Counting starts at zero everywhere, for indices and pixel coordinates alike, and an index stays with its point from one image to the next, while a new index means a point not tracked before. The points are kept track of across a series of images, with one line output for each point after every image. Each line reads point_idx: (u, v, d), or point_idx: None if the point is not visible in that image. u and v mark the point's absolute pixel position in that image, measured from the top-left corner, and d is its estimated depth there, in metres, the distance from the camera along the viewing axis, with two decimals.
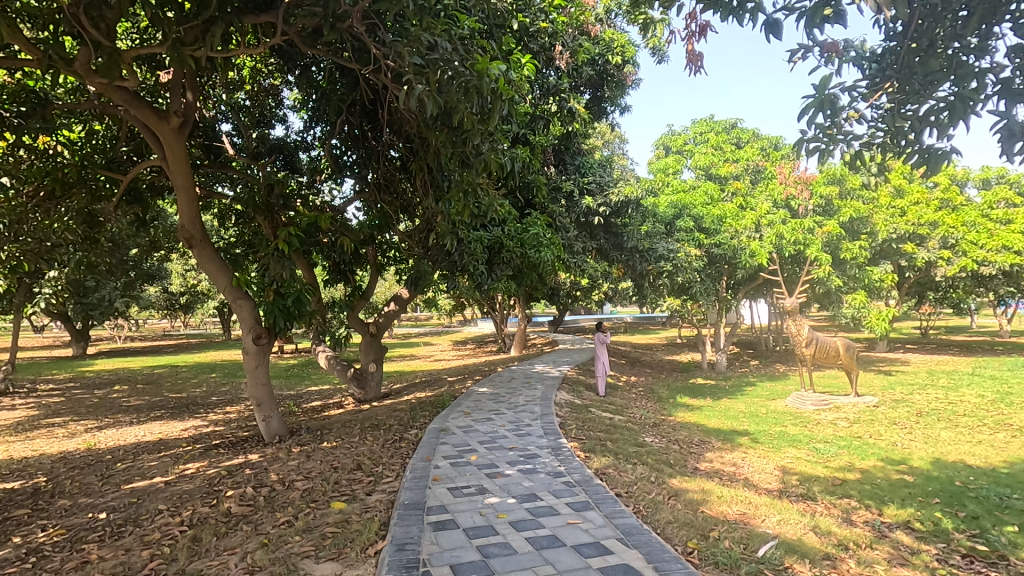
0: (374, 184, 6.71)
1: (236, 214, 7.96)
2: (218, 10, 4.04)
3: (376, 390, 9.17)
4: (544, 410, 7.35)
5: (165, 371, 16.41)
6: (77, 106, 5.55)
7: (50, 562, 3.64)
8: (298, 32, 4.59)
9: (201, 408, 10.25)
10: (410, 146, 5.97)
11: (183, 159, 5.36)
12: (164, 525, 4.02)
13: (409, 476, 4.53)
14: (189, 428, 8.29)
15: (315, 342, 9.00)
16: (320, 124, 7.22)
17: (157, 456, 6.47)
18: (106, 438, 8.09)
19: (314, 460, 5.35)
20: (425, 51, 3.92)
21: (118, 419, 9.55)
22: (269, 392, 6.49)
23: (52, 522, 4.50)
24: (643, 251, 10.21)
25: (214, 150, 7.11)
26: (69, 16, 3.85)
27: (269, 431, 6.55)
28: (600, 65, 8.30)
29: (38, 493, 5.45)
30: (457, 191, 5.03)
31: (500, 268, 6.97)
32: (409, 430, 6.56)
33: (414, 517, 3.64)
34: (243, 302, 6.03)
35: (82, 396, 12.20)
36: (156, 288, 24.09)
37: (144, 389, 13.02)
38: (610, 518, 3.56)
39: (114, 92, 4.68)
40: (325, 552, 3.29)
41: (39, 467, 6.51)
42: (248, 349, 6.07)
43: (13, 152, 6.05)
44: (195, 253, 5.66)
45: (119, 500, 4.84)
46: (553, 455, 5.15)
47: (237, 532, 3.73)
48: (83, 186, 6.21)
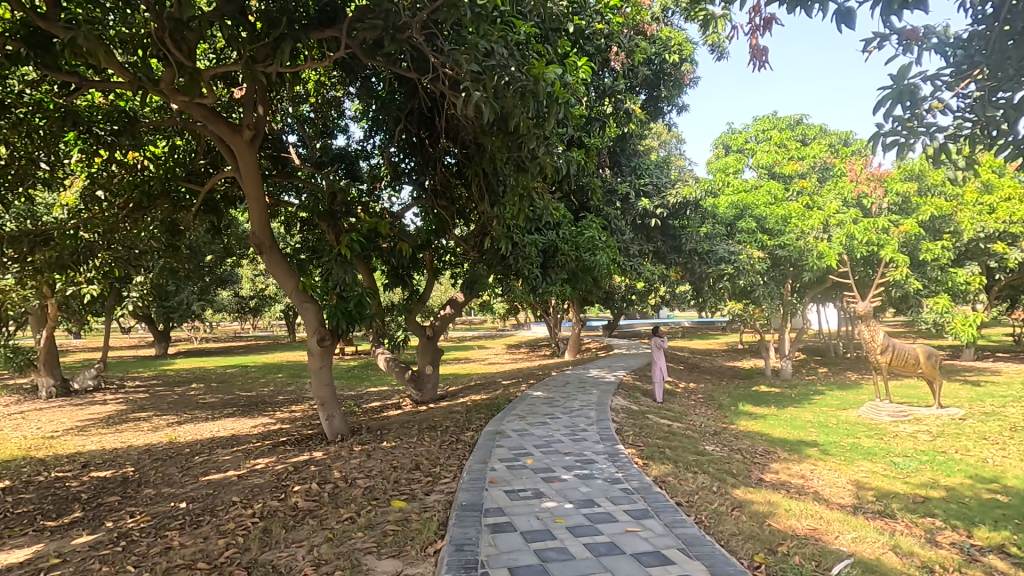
0: (431, 190, 6.84)
1: (302, 221, 8.33)
2: (287, 27, 4.26)
3: (433, 392, 9.34)
4: (600, 416, 7.23)
5: (237, 371, 17.42)
6: (161, 123, 5.97)
7: (138, 545, 3.91)
8: (360, 45, 4.76)
9: (270, 407, 10.77)
10: (466, 153, 6.07)
11: (254, 170, 5.70)
12: (238, 516, 4.25)
13: (467, 478, 4.60)
14: (258, 426, 8.73)
15: (374, 344, 9.25)
16: (379, 133, 7.50)
17: (229, 451, 6.86)
18: (184, 432, 8.65)
19: (374, 459, 5.50)
20: (482, 58, 3.93)
21: (195, 415, 10.19)
22: (332, 393, 6.77)
23: (139, 509, 4.85)
24: (702, 253, 9.86)
25: (282, 161, 7.50)
26: (157, 41, 4.16)
27: (332, 429, 6.80)
28: (656, 64, 8.17)
29: (127, 481, 5.91)
30: (513, 195, 5.01)
31: (555, 272, 6.95)
32: (466, 432, 6.67)
33: (471, 517, 3.69)
34: (309, 306, 6.33)
35: (162, 393, 13.15)
36: (229, 292, 25.65)
37: (218, 388, 13.80)
38: (671, 528, 3.48)
39: (194, 109, 5.05)
40: (387, 549, 3.38)
41: (127, 457, 7.07)
42: (313, 350, 6.38)
43: (107, 167, 6.69)
44: (265, 259, 6.00)
45: (197, 491, 5.17)
46: (610, 461, 5.08)
47: (304, 526, 3.88)
48: (166, 198, 6.76)
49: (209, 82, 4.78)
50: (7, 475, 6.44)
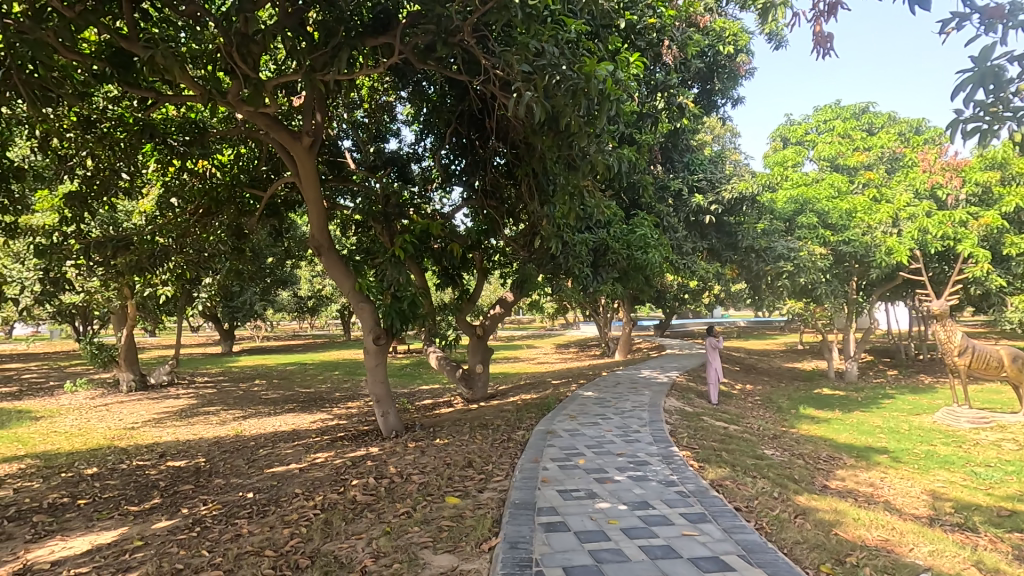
0: (480, 190, 6.92)
1: (357, 223, 8.60)
2: (344, 36, 4.42)
3: (483, 391, 9.43)
4: (653, 417, 7.11)
5: (296, 368, 18.16)
6: (227, 132, 6.31)
7: (211, 531, 4.16)
8: (412, 50, 4.87)
9: (327, 403, 11.18)
10: (516, 153, 6.11)
11: (313, 175, 5.93)
12: (301, 507, 4.43)
13: (519, 476, 4.62)
14: (317, 421, 9.09)
15: (426, 343, 9.44)
16: (430, 135, 7.65)
17: (291, 445, 7.17)
18: (250, 426, 9.11)
19: (428, 456, 5.61)
20: (532, 58, 3.94)
21: (259, 410, 10.71)
22: (387, 390, 6.95)
23: (210, 497, 5.15)
24: (759, 250, 9.52)
25: (338, 165, 7.78)
26: (225, 55, 4.40)
27: (387, 426, 6.98)
28: (710, 56, 7.92)
29: (200, 471, 6.28)
30: (563, 194, 5.00)
31: (605, 271, 6.87)
32: (517, 430, 6.70)
33: (525, 516, 3.71)
34: (365, 305, 6.53)
35: (229, 388, 13.88)
36: (288, 293, 26.77)
37: (279, 384, 14.44)
38: (730, 533, 3.38)
39: (258, 118, 5.31)
40: (443, 544, 3.44)
41: (199, 449, 7.51)
42: (369, 348, 6.58)
43: (179, 175, 7.13)
44: (324, 260, 6.24)
45: (262, 482, 5.44)
46: (664, 463, 4.99)
47: (363, 519, 4.01)
48: (232, 203, 7.14)
49: (271, 92, 5.01)
50: (94, 462, 6.97)
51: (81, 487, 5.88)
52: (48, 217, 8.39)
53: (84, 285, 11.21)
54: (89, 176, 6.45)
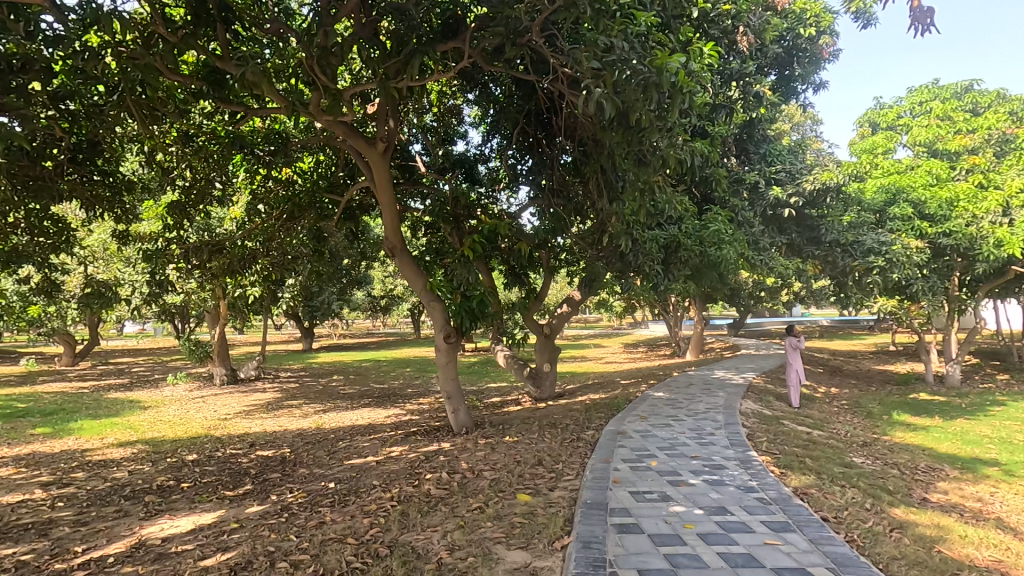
0: (547, 189, 6.92)
1: (427, 225, 8.84)
2: (416, 43, 4.55)
3: (551, 390, 9.44)
4: (729, 420, 6.84)
5: (370, 365, 18.93)
6: (307, 141, 6.67)
7: (299, 517, 4.42)
8: (481, 52, 4.94)
9: (400, 399, 11.58)
10: (583, 150, 6.06)
11: (387, 178, 6.16)
12: (379, 498, 4.62)
13: (590, 476, 4.59)
14: (391, 416, 9.44)
15: (494, 342, 9.55)
16: (496, 136, 7.75)
17: (368, 438, 7.49)
18: (330, 419, 9.60)
19: (498, 453, 5.69)
20: (602, 53, 3.90)
21: (337, 404, 11.27)
22: (458, 387, 7.10)
23: (296, 486, 5.47)
24: (845, 244, 8.92)
25: (409, 169, 8.03)
26: (307, 68, 4.65)
27: (457, 422, 7.13)
28: (788, 40, 7.59)
29: (286, 461, 6.69)
30: (633, 191, 4.91)
31: (677, 268, 6.67)
32: (586, 430, 6.65)
33: (597, 516, 3.68)
34: (436, 304, 6.70)
35: (310, 383, 14.69)
36: (363, 293, 27.94)
37: (355, 380, 15.12)
38: (818, 545, 3.19)
39: (337, 126, 5.58)
40: (516, 540, 3.48)
41: (284, 440, 8.01)
42: (440, 346, 6.75)
43: (265, 183, 7.64)
44: (397, 260, 6.47)
45: (343, 473, 5.72)
46: (741, 468, 4.79)
47: (438, 512, 4.13)
48: (312, 208, 7.55)
49: (348, 101, 5.24)
50: (194, 449, 7.58)
51: (184, 471, 6.42)
52: (154, 224, 9.21)
53: (184, 287, 12.23)
54: (188, 186, 7.02)
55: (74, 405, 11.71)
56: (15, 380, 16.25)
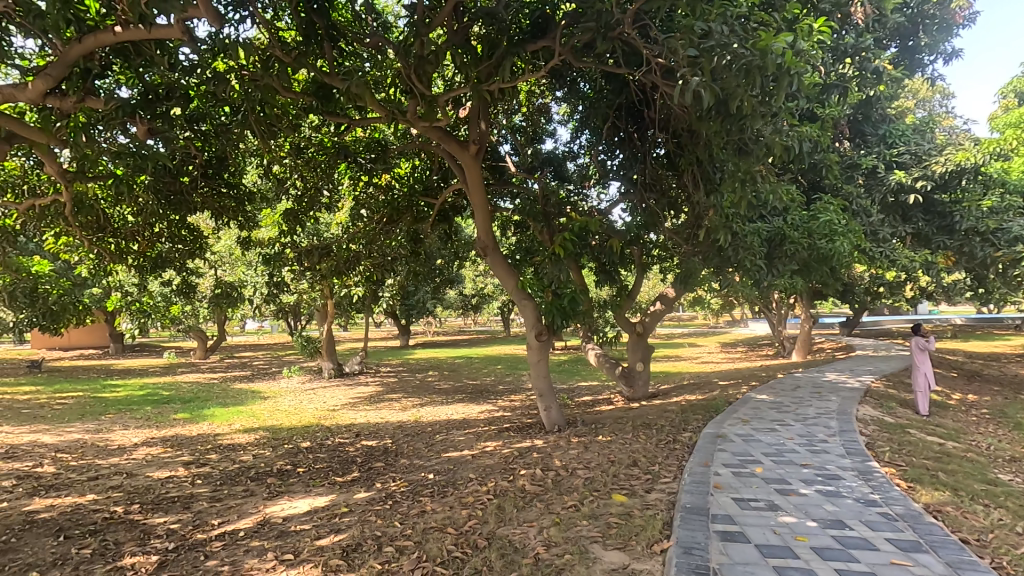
0: (639, 183, 6.75)
1: (516, 224, 8.95)
2: (507, 45, 4.62)
3: (644, 390, 9.20)
4: (843, 427, 6.30)
5: (463, 361, 19.52)
6: (404, 147, 7.00)
7: (402, 504, 4.66)
8: (571, 49, 4.92)
9: (492, 395, 11.83)
10: (677, 141, 5.84)
11: (479, 180, 6.31)
12: (476, 491, 4.75)
13: (689, 480, 4.42)
14: (484, 412, 9.67)
15: (585, 340, 9.45)
16: (586, 132, 7.67)
17: (463, 433, 7.72)
18: (427, 413, 10.02)
19: (592, 452, 5.64)
20: (699, 40, 3.73)
21: (433, 398, 11.73)
22: (549, 386, 7.13)
23: (399, 475, 5.77)
24: (986, 233, 7.87)
25: (499, 169, 8.16)
26: (406, 78, 4.87)
27: (549, 420, 7.16)
28: (912, 7, 6.82)
29: (388, 451, 7.07)
30: (733, 182, 4.66)
31: (782, 263, 6.25)
32: (683, 432, 6.41)
33: (698, 522, 3.54)
34: (528, 303, 6.77)
35: (408, 378, 15.42)
36: (455, 292, 28.89)
37: (450, 376, 15.66)
38: (956, 570, 2.86)
39: (432, 131, 5.80)
40: (612, 541, 3.44)
41: (386, 431, 8.47)
42: (532, 344, 6.81)
43: (367, 189, 8.12)
44: (489, 260, 6.61)
45: (441, 465, 5.95)
46: (861, 479, 4.39)
47: (533, 508, 4.17)
48: (409, 211, 7.92)
49: (443, 107, 5.43)
50: (307, 437, 8.24)
51: (300, 457, 7.01)
52: (271, 231, 10.10)
53: (297, 287, 13.31)
54: (299, 195, 7.63)
55: (207, 394, 13.15)
56: (160, 371, 18.54)
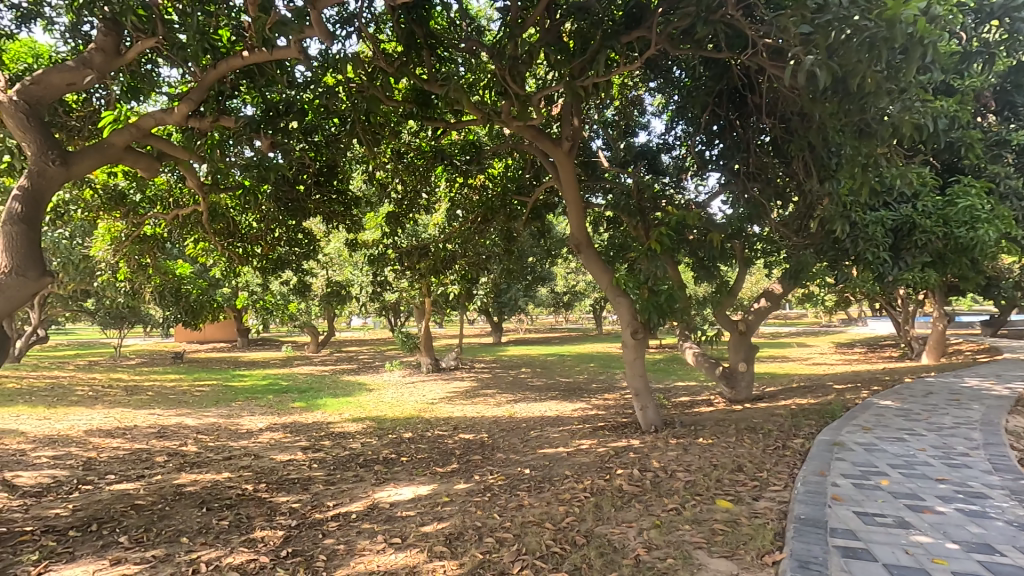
0: (742, 173, 6.38)
1: (609, 220, 8.81)
2: (602, 38, 4.55)
3: (748, 391, 8.69)
4: (989, 439, 5.56)
5: (555, 358, 19.58)
6: (498, 147, 7.14)
7: (500, 497, 4.76)
8: (669, 36, 4.75)
9: (586, 393, 11.75)
10: (785, 127, 5.46)
11: (572, 176, 6.29)
12: (572, 488, 4.74)
13: (802, 489, 4.12)
14: (578, 409, 9.63)
15: (682, 338, 9.05)
16: (682, 123, 7.38)
17: (557, 430, 7.74)
18: (521, 409, 10.16)
19: (692, 454, 5.43)
20: (813, 15, 3.46)
21: (526, 395, 11.87)
22: (646, 385, 6.95)
23: (496, 468, 5.90)
24: None
25: (592, 165, 8.07)
26: (500, 79, 4.96)
27: (646, 420, 6.99)
28: None
29: (485, 445, 7.26)
30: (852, 167, 4.27)
31: (911, 255, 5.63)
32: (793, 438, 5.99)
33: (815, 535, 3.29)
34: (623, 300, 6.65)
35: (501, 374, 15.74)
36: (547, 289, 29.01)
37: (542, 373, 15.76)
38: None
39: (526, 131, 5.86)
40: (718, 548, 3.29)
41: (482, 425, 8.70)
42: (627, 342, 6.69)
43: (462, 190, 8.38)
44: (583, 257, 6.57)
45: (537, 461, 6.01)
46: (1013, 500, 3.85)
47: (632, 508, 4.09)
48: (503, 210, 8.06)
49: (536, 106, 5.48)
50: (409, 428, 8.67)
51: (403, 447, 7.39)
52: (375, 233, 10.71)
53: (398, 286, 14.03)
54: (400, 198, 8.03)
55: (320, 385, 14.24)
56: (279, 363, 20.37)
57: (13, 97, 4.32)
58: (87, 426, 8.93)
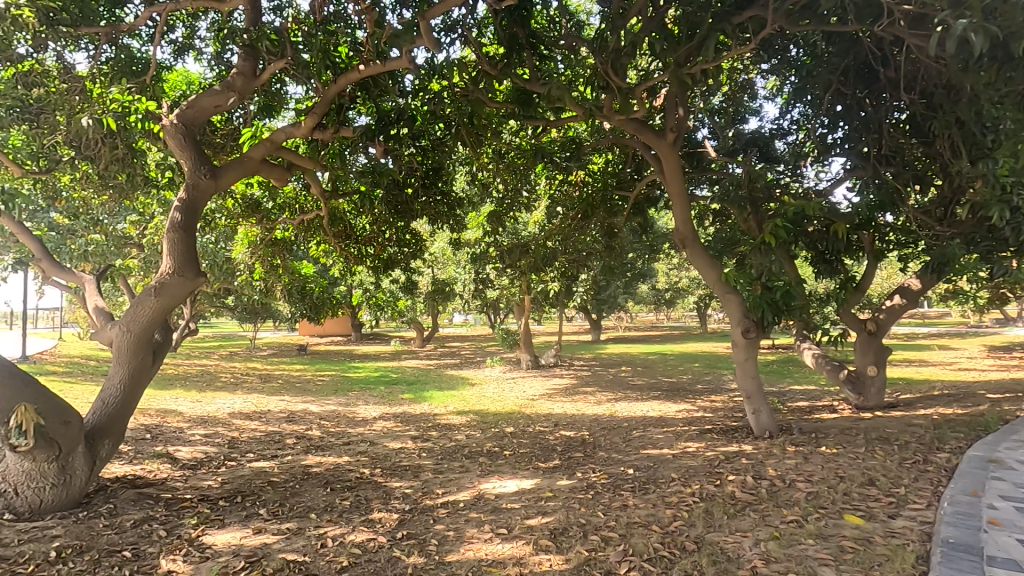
0: (872, 157, 5.78)
1: (717, 212, 8.38)
2: (711, 22, 4.34)
3: (879, 399, 7.86)
4: None
5: (657, 357, 18.99)
6: (598, 143, 7.06)
7: (604, 496, 4.71)
8: (786, 13, 4.41)
9: (691, 394, 11.27)
10: (926, 103, 4.87)
11: (677, 169, 6.06)
12: (680, 492, 4.58)
13: (950, 510, 3.67)
14: (683, 410, 9.26)
15: (800, 338, 8.34)
16: (800, 105, 6.84)
17: (661, 431, 7.50)
18: (622, 408, 9.96)
19: (814, 464, 5.02)
20: None
21: (628, 394, 11.63)
22: (759, 387, 6.53)
23: (598, 467, 5.84)
24: None
25: (698, 156, 7.72)
26: (603, 74, 4.90)
27: (759, 425, 6.56)
28: None
29: (586, 443, 7.22)
30: (1014, 144, 3.72)
31: None
32: (937, 452, 5.33)
33: (967, 562, 2.92)
34: (732, 297, 6.30)
35: (601, 372, 15.55)
36: (648, 286, 28.17)
37: (644, 372, 15.35)
38: None
39: (628, 124, 5.74)
40: (848, 567, 3.02)
41: (583, 423, 8.65)
42: (737, 342, 6.33)
43: (562, 187, 8.38)
44: (689, 252, 6.31)
45: (641, 461, 5.87)
46: None
47: (746, 517, 3.87)
48: (603, 206, 7.95)
49: (639, 97, 5.34)
50: (511, 423, 8.84)
51: (506, 440, 7.56)
52: (477, 232, 11.02)
53: (499, 283, 14.33)
54: (501, 197, 8.20)
55: (426, 378, 14.95)
56: (389, 356, 21.64)
57: (172, 120, 4.97)
58: (230, 409, 10.08)
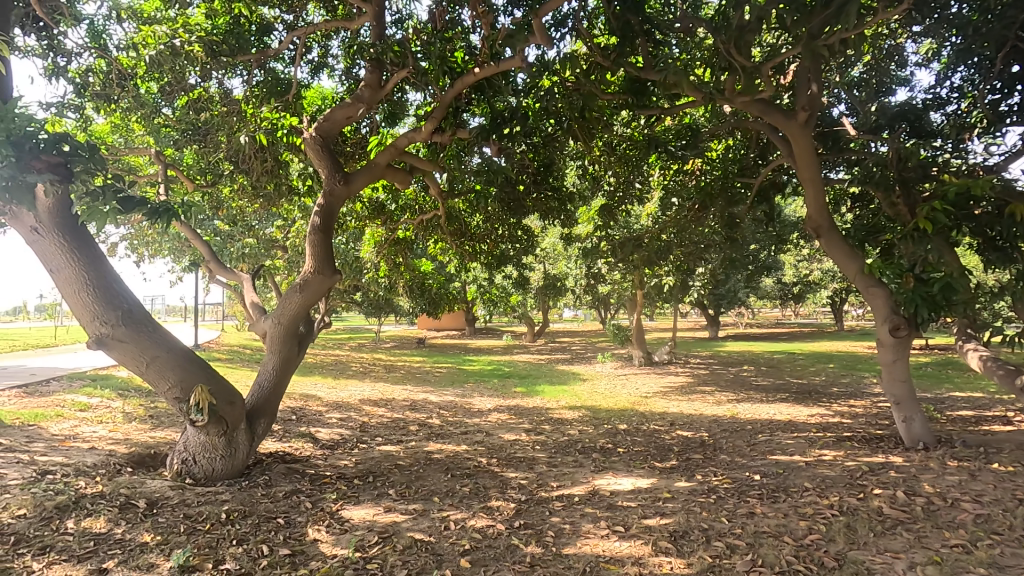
0: None
1: (857, 197, 7.55)
2: None
3: None
4: None
5: (784, 357, 17.60)
6: (718, 128, 6.67)
7: (728, 501, 4.46)
8: None
9: (825, 397, 10.29)
10: None
11: (810, 151, 5.54)
12: (815, 503, 4.20)
13: None
14: (816, 415, 8.48)
15: (962, 338, 7.31)
16: (963, 70, 5.95)
17: (791, 436, 6.93)
18: (745, 410, 9.36)
19: (983, 482, 4.36)
20: None
21: (751, 395, 10.89)
22: (910, 393, 5.79)
23: (720, 470, 5.54)
24: None
25: (833, 135, 7.01)
26: (725, 55, 4.62)
27: (911, 434, 5.83)
28: None
29: (706, 444, 6.88)
30: None
31: None
32: None
33: None
34: (877, 290, 5.65)
35: (720, 371, 14.73)
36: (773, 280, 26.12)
37: (769, 372, 14.28)
38: None
39: (753, 106, 5.35)
40: None
41: (701, 423, 8.25)
42: (884, 341, 5.66)
43: (677, 177, 8.04)
44: (824, 242, 5.77)
45: (768, 467, 5.47)
46: None
47: (898, 537, 3.46)
48: (723, 195, 7.49)
49: (766, 76, 4.96)
50: (624, 420, 8.68)
51: (620, 438, 7.44)
52: (587, 226, 10.92)
53: (610, 278, 14.10)
54: (613, 190, 8.04)
55: (538, 373, 15.14)
56: (502, 350, 22.23)
57: (311, 133, 5.51)
58: (360, 395, 10.97)
